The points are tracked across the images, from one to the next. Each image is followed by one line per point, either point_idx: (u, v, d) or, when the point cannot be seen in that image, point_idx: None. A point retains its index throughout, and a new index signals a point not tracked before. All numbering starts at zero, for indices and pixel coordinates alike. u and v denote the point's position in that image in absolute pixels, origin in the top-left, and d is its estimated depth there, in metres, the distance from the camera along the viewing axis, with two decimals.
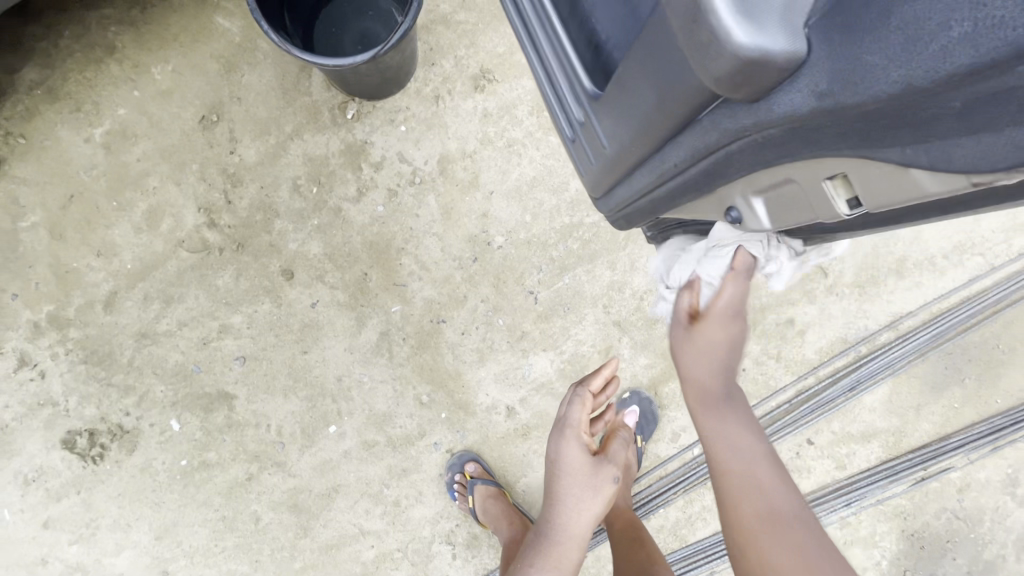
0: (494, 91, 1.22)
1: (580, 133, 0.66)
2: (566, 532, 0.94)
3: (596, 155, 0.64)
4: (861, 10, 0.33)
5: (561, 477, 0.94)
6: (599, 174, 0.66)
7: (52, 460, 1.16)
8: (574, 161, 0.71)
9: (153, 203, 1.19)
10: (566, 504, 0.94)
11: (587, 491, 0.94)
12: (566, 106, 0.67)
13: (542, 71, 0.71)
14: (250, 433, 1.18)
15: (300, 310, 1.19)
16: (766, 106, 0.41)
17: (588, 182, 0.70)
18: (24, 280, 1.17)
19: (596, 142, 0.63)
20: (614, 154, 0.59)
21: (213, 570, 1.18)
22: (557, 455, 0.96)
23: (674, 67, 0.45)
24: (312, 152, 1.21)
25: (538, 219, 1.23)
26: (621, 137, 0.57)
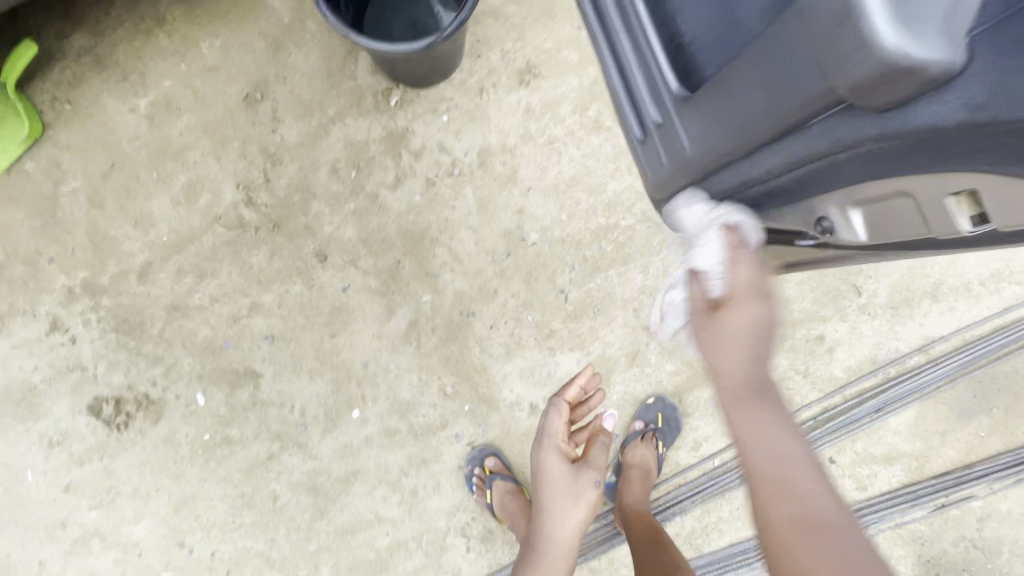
0: (539, 87, 1.22)
1: (656, 133, 0.70)
2: (554, 546, 0.90)
3: (668, 157, 0.69)
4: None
5: (545, 488, 0.90)
6: (671, 174, 0.70)
7: (77, 425, 1.17)
8: (639, 163, 0.76)
9: (193, 177, 1.19)
10: (551, 516, 0.90)
11: (570, 500, 0.90)
12: (642, 106, 0.72)
13: (617, 72, 0.75)
14: (274, 412, 1.19)
15: (331, 293, 1.20)
16: (899, 115, 0.46)
17: (652, 180, 0.74)
18: (62, 246, 1.17)
19: (674, 142, 0.67)
20: (693, 157, 0.64)
21: (228, 545, 1.18)
22: (538, 467, 0.91)
23: (794, 74, 0.49)
24: (354, 136, 1.21)
25: (573, 218, 1.22)
26: (702, 140, 0.62)
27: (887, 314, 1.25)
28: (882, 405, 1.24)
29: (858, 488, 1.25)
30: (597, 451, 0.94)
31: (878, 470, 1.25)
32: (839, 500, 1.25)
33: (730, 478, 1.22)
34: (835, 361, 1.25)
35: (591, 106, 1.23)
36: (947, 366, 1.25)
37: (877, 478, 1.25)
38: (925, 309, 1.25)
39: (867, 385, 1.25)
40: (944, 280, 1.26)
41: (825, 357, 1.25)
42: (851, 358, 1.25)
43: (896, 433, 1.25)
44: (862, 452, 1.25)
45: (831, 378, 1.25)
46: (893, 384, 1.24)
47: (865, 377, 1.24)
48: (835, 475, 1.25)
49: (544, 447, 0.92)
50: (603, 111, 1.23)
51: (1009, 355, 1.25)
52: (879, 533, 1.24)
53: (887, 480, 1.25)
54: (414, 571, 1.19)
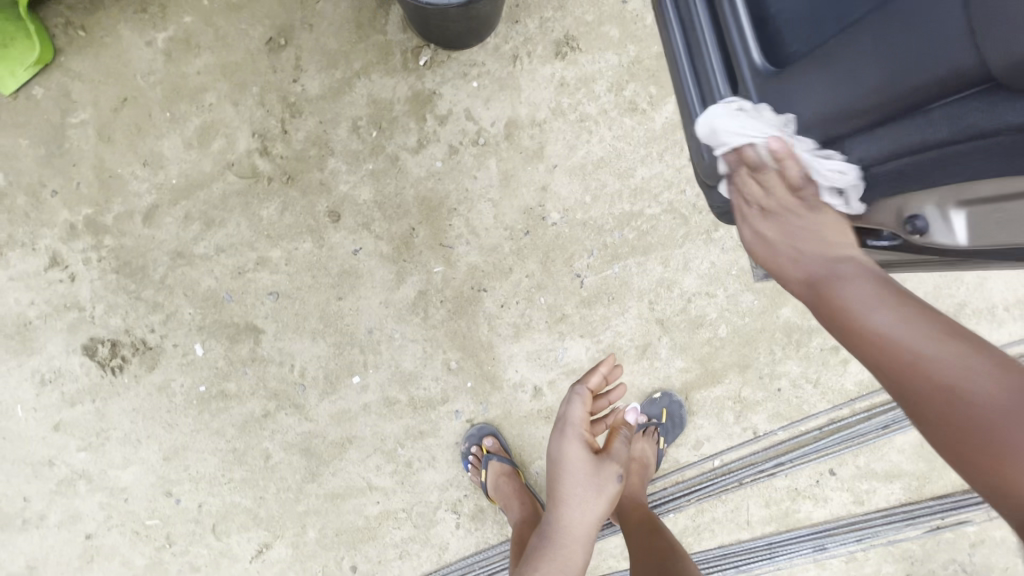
0: (575, 61, 1.17)
1: None
2: (570, 539, 0.84)
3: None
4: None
5: (563, 479, 0.85)
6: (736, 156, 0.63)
7: (71, 364, 1.14)
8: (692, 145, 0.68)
9: (208, 121, 1.14)
10: (568, 507, 0.85)
11: (592, 491, 0.85)
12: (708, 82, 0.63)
13: (679, 35, 0.66)
14: (273, 370, 1.16)
15: (341, 255, 1.16)
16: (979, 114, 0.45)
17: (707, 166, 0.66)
18: (67, 179, 1.13)
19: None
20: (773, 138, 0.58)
21: (216, 499, 1.17)
22: (558, 457, 0.86)
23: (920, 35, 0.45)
24: (378, 94, 1.15)
25: (597, 202, 1.18)
26: (787, 122, 0.57)
27: None
28: (890, 422, 1.22)
29: (856, 502, 1.23)
30: (620, 441, 0.91)
31: (877, 486, 1.24)
32: (835, 512, 1.23)
33: (728, 481, 1.22)
34: (847, 373, 1.23)
35: (628, 86, 1.17)
36: None
37: (875, 494, 1.24)
38: None
39: (877, 401, 1.23)
40: (968, 302, 1.22)
41: (838, 368, 1.22)
42: (863, 372, 1.23)
43: (900, 451, 1.24)
44: (864, 466, 1.24)
45: (841, 390, 1.23)
46: None
47: (875, 393, 1.22)
48: (834, 487, 1.23)
49: (564, 436, 0.86)
50: (640, 93, 1.17)
51: None
52: (870, 547, 1.24)
53: (885, 496, 1.24)
54: (402, 542, 1.18)
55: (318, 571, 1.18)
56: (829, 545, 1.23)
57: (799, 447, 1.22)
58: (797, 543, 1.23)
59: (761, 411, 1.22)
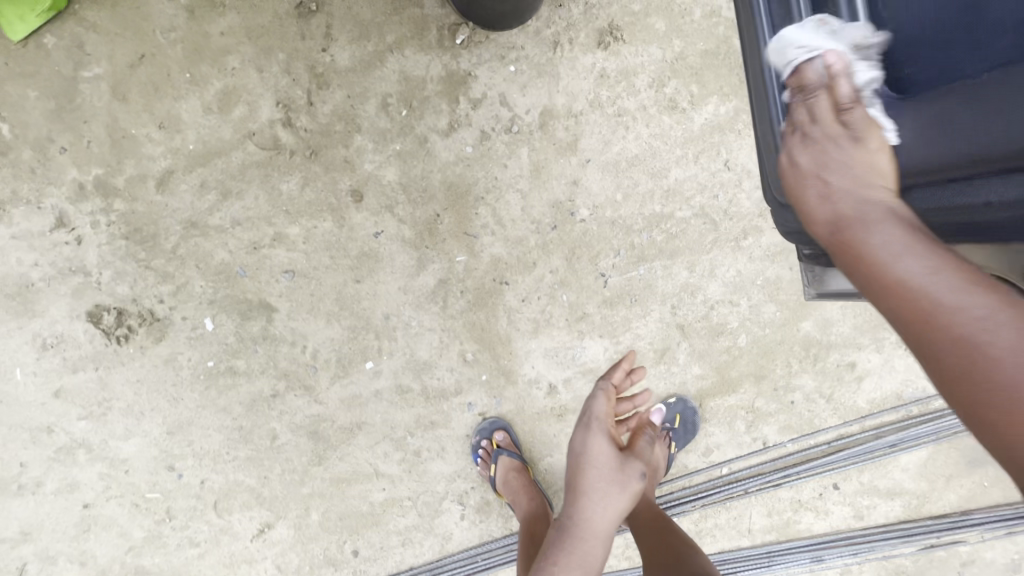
0: (618, 52, 1.12)
1: None
2: (585, 533, 0.82)
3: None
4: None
5: (587, 473, 0.85)
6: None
7: (74, 330, 1.10)
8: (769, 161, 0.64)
9: (229, 85, 1.08)
10: (590, 502, 0.83)
11: (614, 487, 0.84)
12: None
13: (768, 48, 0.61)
14: (285, 350, 1.13)
15: (361, 236, 1.12)
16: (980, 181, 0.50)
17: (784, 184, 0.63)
18: (77, 135, 1.07)
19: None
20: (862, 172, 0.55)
21: (219, 476, 1.15)
22: (583, 450, 0.86)
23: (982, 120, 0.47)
24: (410, 71, 1.10)
25: (628, 200, 1.15)
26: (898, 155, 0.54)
27: None
28: (898, 441, 1.23)
29: (856, 517, 1.25)
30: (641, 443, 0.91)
31: (878, 502, 1.25)
32: (835, 525, 1.24)
33: (733, 488, 1.22)
34: (861, 390, 1.22)
35: (669, 83, 1.13)
36: None
37: (875, 510, 1.25)
38: None
39: (888, 419, 1.23)
40: None
41: (852, 385, 1.22)
42: (877, 390, 1.23)
43: (903, 470, 1.25)
44: (867, 483, 1.25)
45: (853, 407, 1.23)
46: (913, 422, 1.23)
47: (887, 412, 1.23)
48: (836, 501, 1.24)
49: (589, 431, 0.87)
50: (681, 90, 1.14)
51: None
52: (865, 561, 1.25)
53: (884, 513, 1.25)
54: (405, 529, 1.17)
55: (318, 553, 1.17)
56: (826, 557, 1.24)
57: (807, 459, 1.23)
58: (796, 553, 1.24)
59: (772, 422, 1.22)
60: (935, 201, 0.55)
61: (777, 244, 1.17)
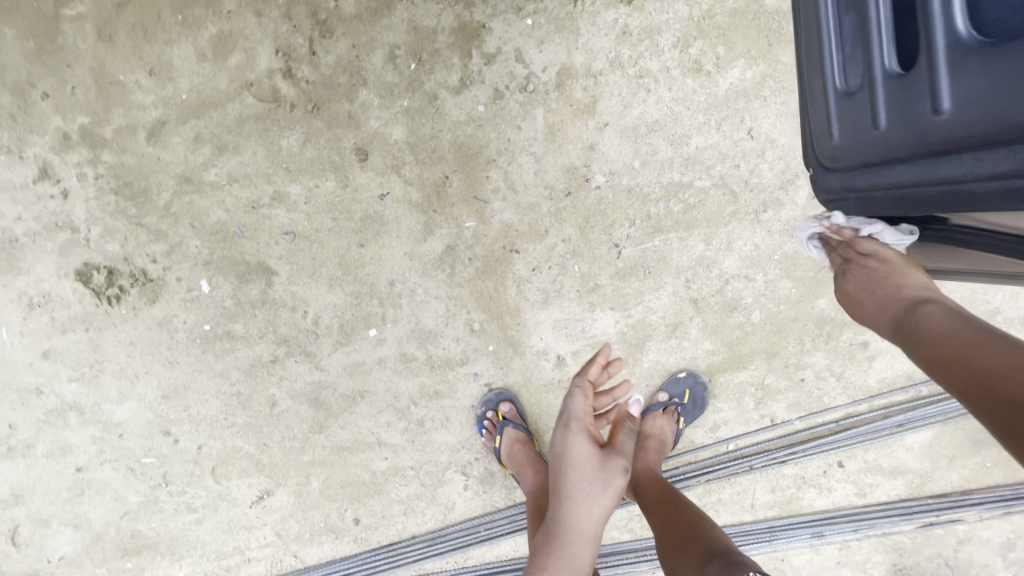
0: (641, 8, 1.05)
1: (877, 83, 0.52)
2: (574, 536, 0.80)
3: (892, 119, 0.52)
4: None
5: (568, 477, 0.80)
6: (887, 143, 0.54)
7: (62, 289, 1.05)
8: (827, 116, 0.59)
9: (225, 30, 1.01)
10: (574, 505, 0.80)
11: (596, 488, 0.80)
12: (871, 43, 0.52)
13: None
14: (285, 315, 1.09)
15: (366, 198, 1.06)
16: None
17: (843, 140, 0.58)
18: (60, 80, 1.00)
19: (915, 101, 0.49)
20: (937, 130, 0.48)
21: (217, 442, 1.12)
22: (562, 452, 0.81)
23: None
24: (420, 21, 1.03)
25: (646, 168, 1.10)
26: (985, 103, 0.44)
27: None
28: (905, 420, 1.22)
29: (858, 494, 1.25)
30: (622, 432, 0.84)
31: (881, 481, 1.25)
32: (837, 502, 1.25)
33: (738, 465, 1.21)
34: (871, 370, 1.21)
35: (694, 43, 1.07)
36: None
37: (878, 488, 1.25)
38: None
39: (896, 399, 1.22)
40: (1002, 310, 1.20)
41: (863, 364, 1.21)
42: (887, 370, 1.21)
43: (908, 450, 1.24)
44: (872, 461, 1.24)
45: (863, 386, 1.21)
46: (922, 402, 1.22)
47: (896, 391, 1.21)
48: (840, 479, 1.24)
49: (569, 432, 0.81)
50: (707, 52, 1.07)
51: None
52: (865, 537, 1.26)
53: (886, 491, 1.25)
54: (407, 499, 1.16)
55: (319, 520, 1.16)
56: (827, 533, 1.25)
57: (813, 437, 1.22)
58: (796, 529, 1.24)
59: (781, 399, 1.20)
60: (1017, 158, 0.44)
61: (797, 218, 1.13)
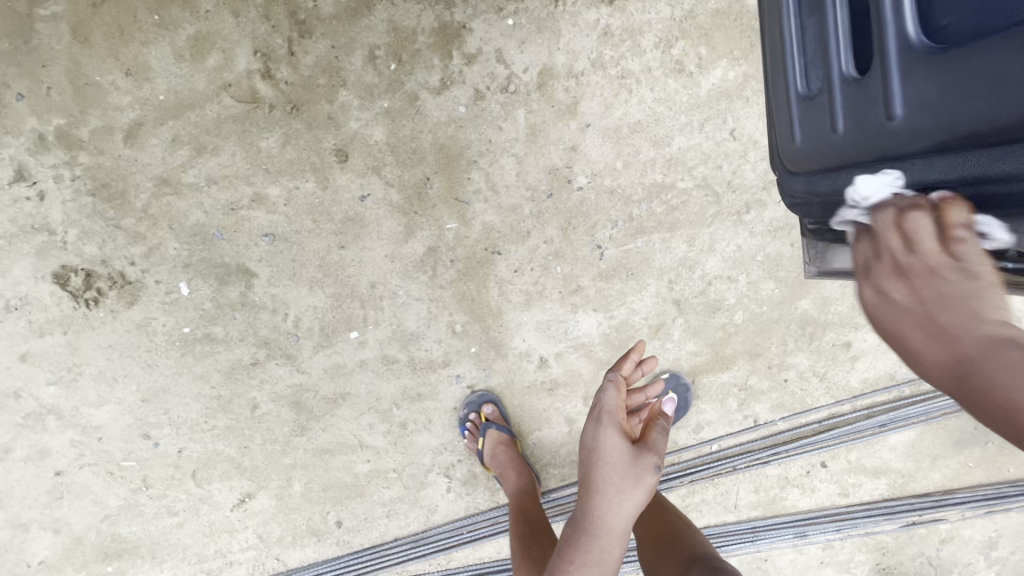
0: (623, 9, 1.05)
1: (838, 88, 0.52)
2: (601, 531, 0.75)
3: (850, 124, 0.51)
4: None
5: (599, 470, 0.76)
6: (843, 149, 0.52)
7: (39, 292, 1.04)
8: (783, 124, 0.58)
9: (203, 31, 1.00)
10: (603, 501, 0.75)
11: (628, 482, 0.76)
12: (830, 49, 0.52)
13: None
14: (265, 318, 1.08)
15: (346, 199, 1.06)
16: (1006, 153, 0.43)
17: (796, 151, 0.57)
18: (35, 81, 0.99)
19: (872, 104, 0.49)
20: (898, 135, 0.48)
21: (198, 445, 1.11)
22: (594, 445, 0.78)
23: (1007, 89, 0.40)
24: (400, 21, 1.03)
25: (628, 169, 1.10)
26: (936, 108, 0.45)
27: None
28: (888, 421, 1.22)
29: (841, 494, 1.25)
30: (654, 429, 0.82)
31: (864, 481, 1.25)
32: (820, 502, 1.25)
33: (722, 465, 1.21)
34: (854, 370, 1.21)
35: (676, 43, 1.07)
36: None
37: (861, 488, 1.25)
38: None
39: (878, 399, 1.22)
40: None
41: (846, 365, 1.21)
42: (870, 370, 1.21)
43: (891, 450, 1.25)
44: (854, 461, 1.25)
45: (846, 386, 1.22)
46: (904, 402, 1.22)
47: (878, 392, 1.22)
48: (823, 479, 1.24)
49: (600, 424, 0.79)
50: (688, 53, 1.07)
51: None
52: (848, 537, 1.26)
53: (869, 491, 1.25)
54: (390, 501, 1.15)
55: (301, 523, 1.15)
56: (810, 533, 1.25)
57: (796, 438, 1.22)
58: (780, 529, 1.24)
59: (764, 400, 1.20)
60: (969, 163, 0.45)
61: (780, 219, 1.13)
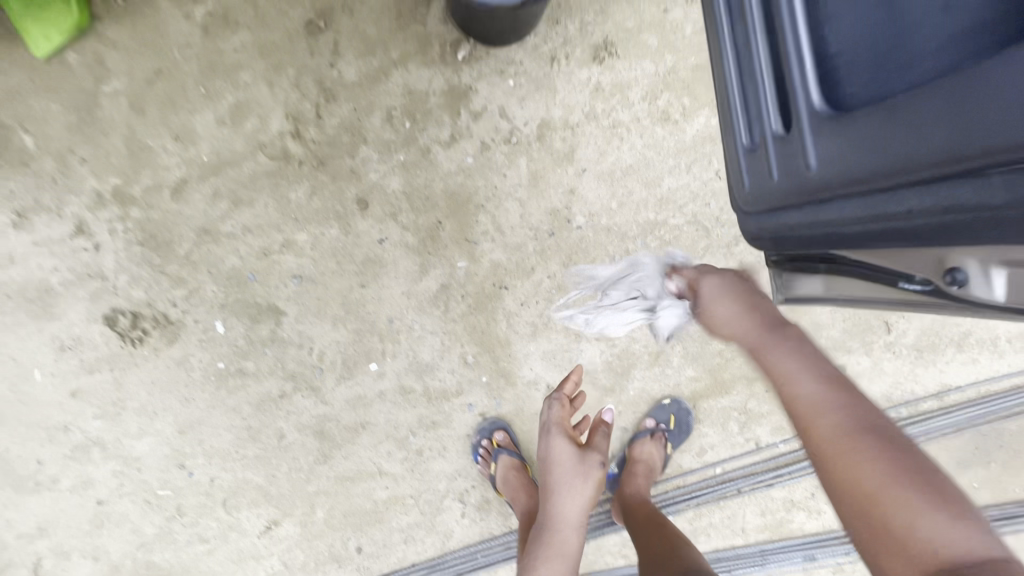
0: (612, 67, 1.17)
1: (770, 143, 0.60)
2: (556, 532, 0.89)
3: (781, 174, 0.59)
4: (959, 191, 0.48)
5: (552, 474, 0.90)
6: (778, 194, 0.60)
7: (91, 333, 1.15)
8: (734, 172, 0.67)
9: (242, 99, 1.14)
10: (558, 498, 0.89)
11: (578, 479, 0.89)
12: (761, 111, 0.61)
13: (735, 61, 0.64)
14: (292, 352, 1.17)
15: (366, 243, 1.17)
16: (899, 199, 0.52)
17: (745, 193, 0.65)
18: (96, 147, 1.13)
19: (795, 158, 0.57)
20: (819, 183, 0.55)
21: (229, 474, 1.19)
22: (545, 455, 0.92)
23: (895, 149, 0.47)
24: (414, 85, 1.16)
25: (623, 208, 1.20)
26: (844, 161, 0.51)
27: (911, 355, 1.25)
28: None
29: None
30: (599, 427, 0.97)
31: None
32: (827, 524, 1.27)
33: (727, 488, 1.25)
34: None
35: (662, 95, 1.18)
36: (957, 416, 1.27)
37: None
38: (949, 357, 1.26)
39: None
40: (972, 332, 1.26)
41: None
42: (867, 393, 1.26)
43: None
44: None
45: None
46: (903, 423, 1.26)
47: None
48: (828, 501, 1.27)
49: (548, 436, 0.94)
50: (673, 103, 1.18)
51: (1016, 415, 1.27)
52: (857, 560, 1.28)
53: None
54: (408, 527, 1.21)
55: (324, 549, 1.21)
56: (819, 556, 1.27)
57: (798, 460, 1.26)
58: (788, 552, 1.27)
59: (765, 423, 1.25)
60: (875, 204, 0.53)
61: None
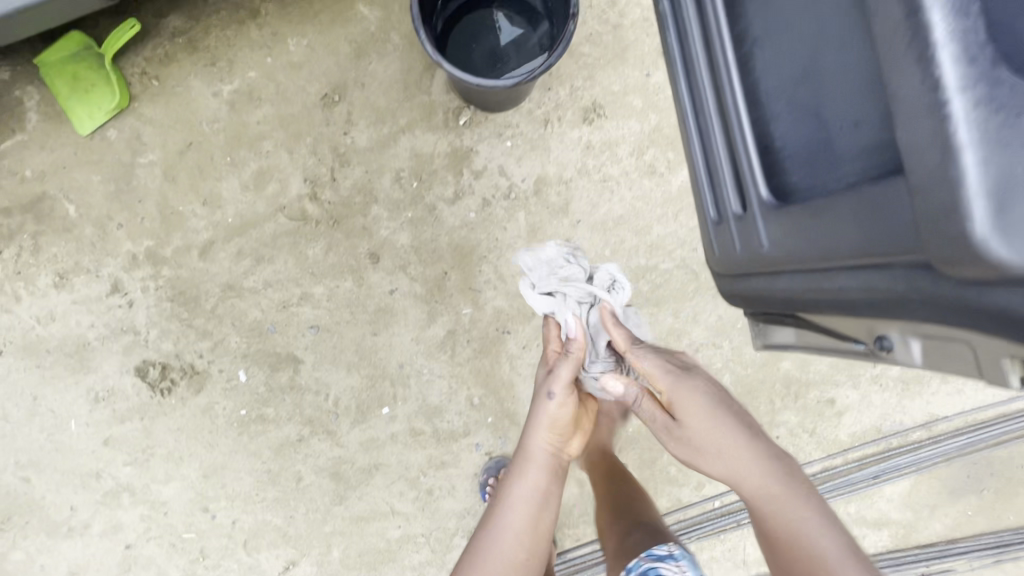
0: (601, 127, 1.28)
1: (733, 221, 0.73)
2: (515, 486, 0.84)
3: (743, 248, 0.72)
4: (876, 283, 0.57)
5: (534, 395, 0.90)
6: (741, 263, 0.73)
7: (123, 384, 1.24)
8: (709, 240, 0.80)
9: (264, 166, 1.24)
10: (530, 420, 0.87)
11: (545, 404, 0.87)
12: (724, 195, 0.74)
13: (700, 146, 0.77)
14: (310, 398, 1.25)
15: (378, 293, 1.26)
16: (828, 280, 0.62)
17: (719, 258, 0.78)
18: (132, 213, 1.23)
19: (750, 236, 0.70)
20: (770, 259, 0.67)
21: (250, 517, 1.25)
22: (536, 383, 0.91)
23: (817, 240, 0.59)
24: (420, 149, 1.26)
25: (616, 255, 1.28)
26: (784, 244, 0.64)
27: (898, 387, 1.31)
28: (881, 472, 1.31)
29: None
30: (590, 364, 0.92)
31: (866, 532, 1.32)
32: None
33: (727, 521, 1.29)
34: (842, 425, 1.31)
35: (648, 151, 1.28)
36: (946, 445, 1.31)
37: (864, 540, 1.32)
38: (934, 388, 1.31)
39: (869, 451, 1.31)
40: None
41: (834, 420, 1.31)
42: (858, 425, 1.31)
43: (888, 501, 1.32)
44: (854, 513, 1.32)
45: (836, 440, 1.31)
46: (895, 453, 1.31)
47: (868, 444, 1.30)
48: None
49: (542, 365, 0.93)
50: (659, 157, 1.28)
51: (1004, 444, 1.32)
52: None
53: (872, 543, 1.32)
54: (420, 564, 1.26)
55: None
56: None
57: None
58: None
59: None
60: (811, 279, 0.64)
61: None
